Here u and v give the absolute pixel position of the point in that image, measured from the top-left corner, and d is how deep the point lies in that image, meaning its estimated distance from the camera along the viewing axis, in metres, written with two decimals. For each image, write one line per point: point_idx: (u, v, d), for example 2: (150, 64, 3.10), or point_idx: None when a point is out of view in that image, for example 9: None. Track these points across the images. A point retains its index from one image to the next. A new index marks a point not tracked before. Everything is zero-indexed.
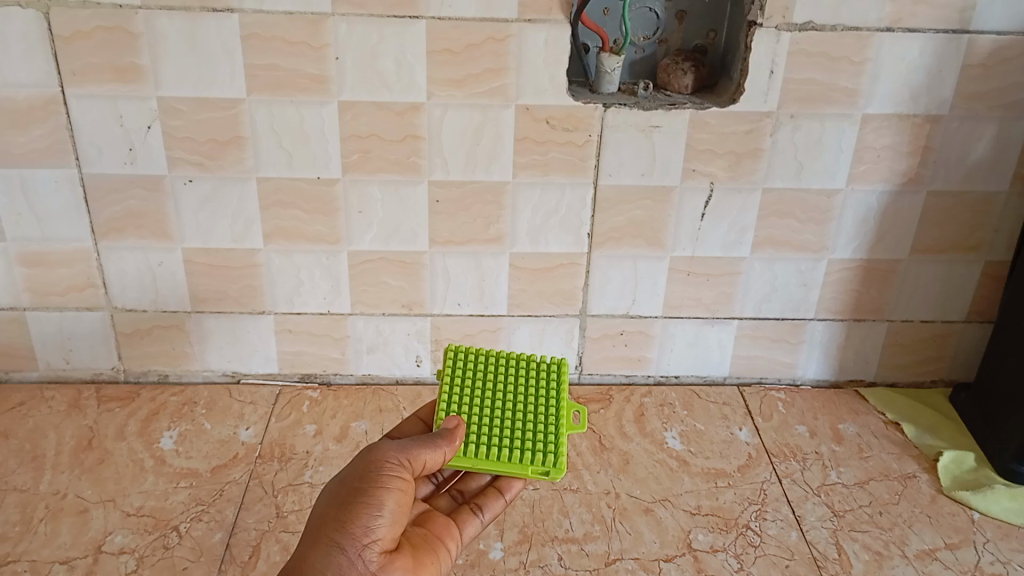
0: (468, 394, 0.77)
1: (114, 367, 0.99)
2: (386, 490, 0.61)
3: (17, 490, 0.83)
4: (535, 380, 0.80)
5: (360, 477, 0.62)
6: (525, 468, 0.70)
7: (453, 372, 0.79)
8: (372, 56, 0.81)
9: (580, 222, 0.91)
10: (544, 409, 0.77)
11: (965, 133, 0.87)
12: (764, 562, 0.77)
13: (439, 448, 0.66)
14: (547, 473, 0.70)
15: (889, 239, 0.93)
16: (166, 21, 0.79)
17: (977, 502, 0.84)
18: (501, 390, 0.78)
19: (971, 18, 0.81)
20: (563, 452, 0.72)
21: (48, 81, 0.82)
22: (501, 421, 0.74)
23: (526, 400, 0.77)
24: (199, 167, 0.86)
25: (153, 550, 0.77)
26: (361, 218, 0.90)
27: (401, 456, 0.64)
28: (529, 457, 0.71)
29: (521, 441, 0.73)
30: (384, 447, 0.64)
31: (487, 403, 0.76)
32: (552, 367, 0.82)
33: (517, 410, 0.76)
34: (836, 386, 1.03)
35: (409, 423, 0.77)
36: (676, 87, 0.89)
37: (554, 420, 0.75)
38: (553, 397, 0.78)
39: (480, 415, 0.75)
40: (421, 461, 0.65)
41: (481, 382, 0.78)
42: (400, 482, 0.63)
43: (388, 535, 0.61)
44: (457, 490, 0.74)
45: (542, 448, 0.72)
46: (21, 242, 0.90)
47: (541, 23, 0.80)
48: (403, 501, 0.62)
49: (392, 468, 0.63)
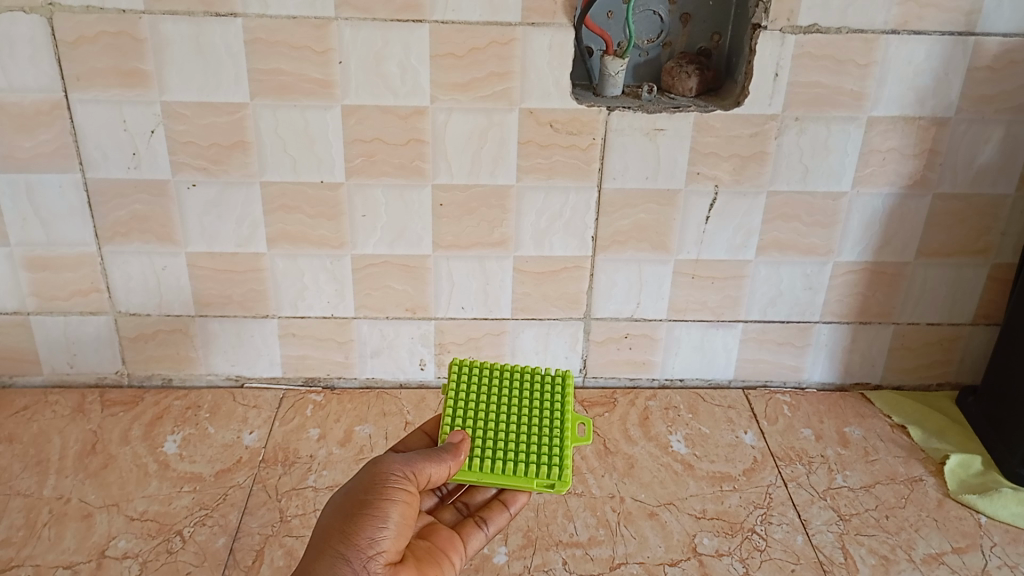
0: (473, 407, 0.77)
1: (118, 370, 0.99)
2: (391, 503, 0.61)
3: (21, 494, 0.83)
4: (540, 391, 0.80)
5: (365, 489, 0.62)
6: (530, 482, 0.70)
7: (457, 385, 0.79)
8: (377, 60, 0.81)
9: (585, 226, 0.91)
10: (549, 421, 0.76)
11: (971, 136, 0.87)
12: (770, 566, 0.77)
13: (444, 462, 0.66)
14: (552, 486, 0.70)
15: (895, 241, 0.92)
16: (171, 26, 0.79)
17: (985, 506, 0.83)
18: (506, 402, 0.78)
19: (977, 20, 0.81)
20: (569, 465, 0.72)
21: (52, 86, 0.82)
22: (506, 434, 0.74)
23: (531, 412, 0.77)
24: (204, 171, 0.87)
25: (157, 554, 0.77)
26: (365, 222, 0.90)
27: (406, 468, 0.64)
28: (534, 470, 0.71)
29: (525, 454, 0.73)
30: (389, 460, 0.64)
31: (491, 416, 0.76)
32: (557, 380, 0.81)
33: (521, 423, 0.76)
34: (842, 390, 1.02)
35: (413, 436, 0.77)
36: (680, 90, 0.89)
37: (559, 433, 0.75)
38: (558, 408, 0.78)
39: (485, 428, 0.75)
40: (426, 475, 0.65)
41: (484, 395, 0.78)
42: (405, 494, 0.63)
43: (393, 547, 0.61)
44: (462, 501, 0.74)
45: (548, 460, 0.72)
46: (27, 246, 0.91)
47: (545, 26, 0.80)
48: (408, 513, 0.62)
49: (397, 480, 0.63)
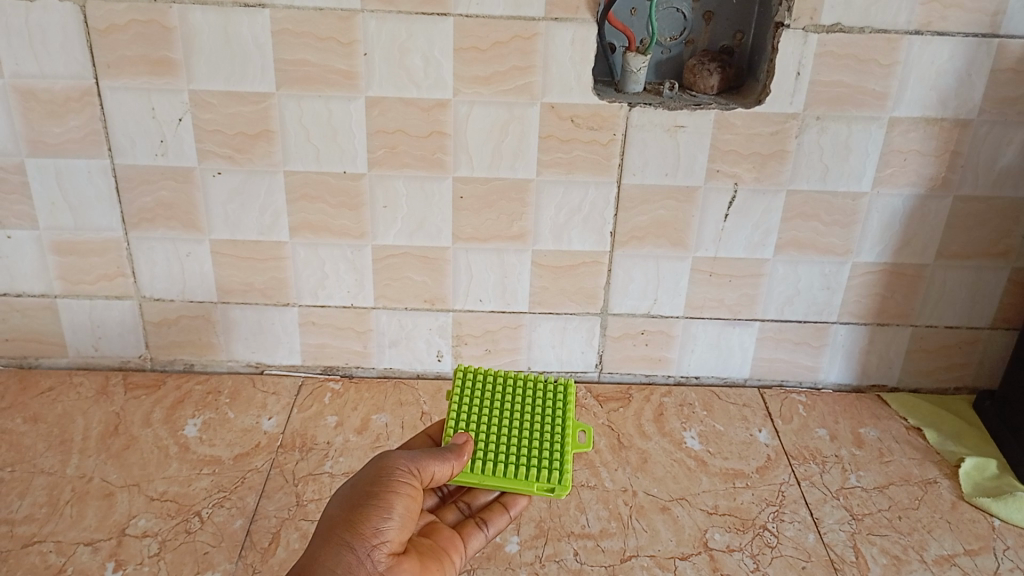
0: (477, 412, 0.78)
1: (141, 355, 1.01)
2: (396, 495, 0.62)
3: (45, 473, 0.85)
4: (543, 398, 0.81)
5: (371, 482, 0.63)
6: (530, 485, 0.71)
7: (461, 392, 0.80)
8: (401, 53, 0.82)
9: (604, 221, 0.91)
10: (549, 427, 0.77)
11: (994, 139, 0.86)
12: (781, 563, 0.77)
13: (448, 461, 0.67)
14: (552, 490, 0.71)
15: (915, 243, 0.92)
16: (200, 16, 0.81)
17: (999, 509, 0.83)
18: (509, 408, 0.79)
19: (1001, 22, 0.81)
20: (569, 469, 0.73)
21: (83, 73, 0.84)
22: (507, 437, 0.75)
23: (532, 419, 0.78)
24: (229, 160, 0.88)
25: (176, 534, 0.78)
26: (386, 212, 0.91)
27: (411, 464, 0.65)
28: (534, 474, 0.72)
29: (526, 458, 0.73)
30: (395, 456, 0.65)
31: (494, 421, 0.77)
32: (558, 389, 0.82)
33: (523, 427, 0.77)
34: (858, 390, 1.02)
35: (417, 439, 0.77)
36: (702, 87, 0.89)
37: (560, 439, 0.76)
38: (559, 416, 0.79)
39: (487, 432, 0.75)
40: (430, 472, 0.66)
41: (488, 401, 0.79)
42: (410, 489, 0.64)
43: (397, 538, 0.62)
44: (464, 502, 0.74)
45: (548, 465, 0.73)
46: (55, 230, 0.92)
47: (568, 22, 0.81)
48: (412, 507, 0.63)
49: (402, 475, 0.64)
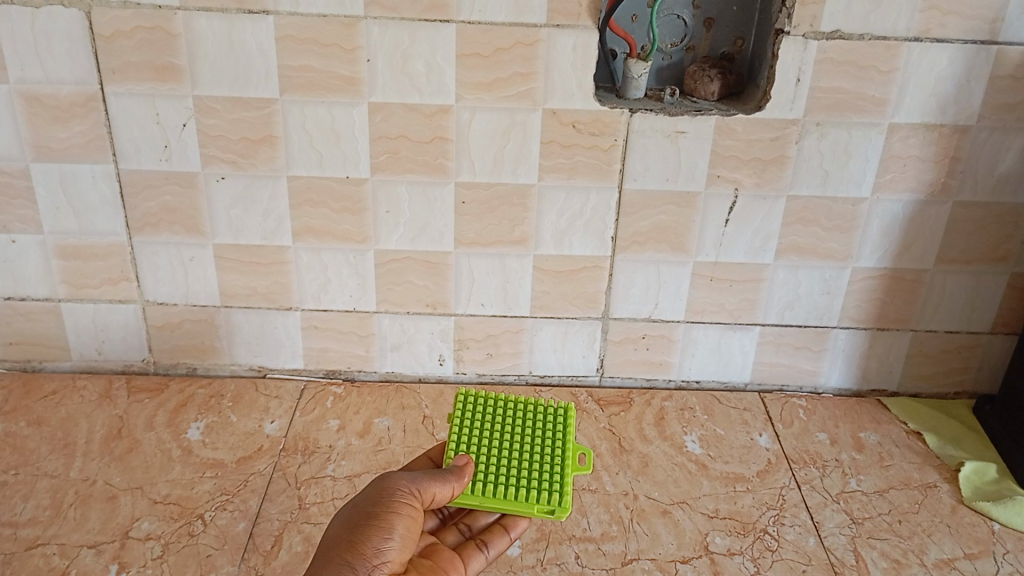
0: (478, 433, 0.78)
1: (145, 359, 1.01)
2: (398, 516, 0.63)
3: (49, 476, 0.85)
4: (544, 420, 0.82)
5: (373, 502, 0.63)
6: (531, 507, 0.71)
7: (462, 414, 0.80)
8: (404, 58, 0.83)
9: (604, 226, 0.92)
10: (550, 448, 0.78)
11: (993, 144, 0.87)
12: (781, 566, 0.77)
13: (449, 483, 0.67)
14: (552, 512, 0.71)
15: (915, 248, 0.93)
16: (204, 22, 0.81)
17: (998, 513, 0.83)
18: (509, 429, 0.79)
19: (1000, 29, 0.81)
20: (569, 491, 0.73)
21: (88, 79, 0.84)
22: (508, 457, 0.76)
23: (533, 441, 0.79)
24: (232, 165, 0.89)
25: (178, 537, 0.79)
26: (388, 217, 0.91)
27: (413, 485, 0.65)
28: (535, 495, 0.72)
29: (527, 479, 0.74)
30: (397, 476, 0.66)
31: (494, 443, 0.77)
32: (559, 411, 0.83)
33: (524, 448, 0.77)
34: (858, 395, 1.03)
35: (418, 461, 0.77)
36: (702, 93, 0.89)
37: (560, 460, 0.77)
38: (559, 438, 0.79)
39: (488, 453, 0.76)
40: (431, 493, 0.66)
41: (488, 423, 0.80)
42: (411, 509, 0.64)
43: (398, 558, 0.62)
44: (465, 524, 0.75)
45: (548, 487, 0.73)
46: (59, 235, 0.93)
47: (570, 29, 0.81)
48: (413, 527, 0.63)
49: (404, 496, 0.64)
